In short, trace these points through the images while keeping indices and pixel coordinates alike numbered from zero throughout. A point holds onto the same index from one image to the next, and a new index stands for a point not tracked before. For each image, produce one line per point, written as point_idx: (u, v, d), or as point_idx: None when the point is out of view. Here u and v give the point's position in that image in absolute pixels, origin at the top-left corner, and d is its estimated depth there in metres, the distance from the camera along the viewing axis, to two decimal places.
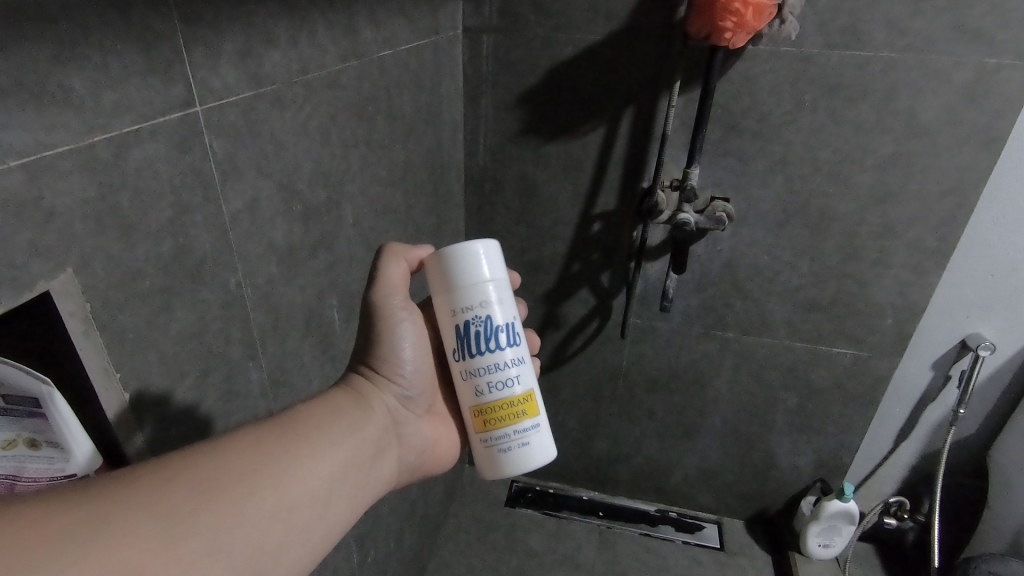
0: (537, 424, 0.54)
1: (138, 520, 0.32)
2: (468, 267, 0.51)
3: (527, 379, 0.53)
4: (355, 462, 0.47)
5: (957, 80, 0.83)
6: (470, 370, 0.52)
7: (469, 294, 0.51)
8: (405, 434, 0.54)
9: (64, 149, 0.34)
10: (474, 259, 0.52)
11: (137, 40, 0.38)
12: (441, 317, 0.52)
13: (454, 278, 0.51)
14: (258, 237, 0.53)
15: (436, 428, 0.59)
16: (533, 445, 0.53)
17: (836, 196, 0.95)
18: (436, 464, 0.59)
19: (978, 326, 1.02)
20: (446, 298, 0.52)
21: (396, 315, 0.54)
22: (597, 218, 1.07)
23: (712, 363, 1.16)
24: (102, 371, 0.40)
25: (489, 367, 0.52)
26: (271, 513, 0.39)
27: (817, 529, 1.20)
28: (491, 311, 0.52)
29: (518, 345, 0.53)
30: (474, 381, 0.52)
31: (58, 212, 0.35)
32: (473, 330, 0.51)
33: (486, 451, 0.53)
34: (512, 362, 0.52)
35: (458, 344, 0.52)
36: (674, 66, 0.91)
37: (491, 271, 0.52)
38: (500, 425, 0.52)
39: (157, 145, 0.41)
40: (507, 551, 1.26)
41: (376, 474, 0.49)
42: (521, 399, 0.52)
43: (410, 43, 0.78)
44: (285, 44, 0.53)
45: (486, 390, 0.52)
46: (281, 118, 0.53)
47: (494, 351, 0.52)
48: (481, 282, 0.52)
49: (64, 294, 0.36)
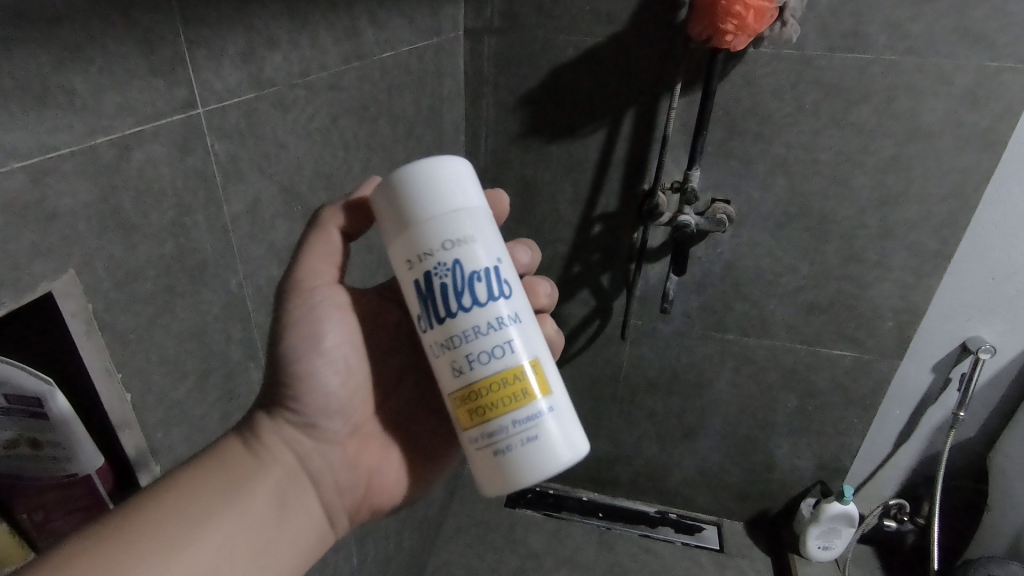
0: (547, 406, 0.44)
1: None
2: (425, 202, 0.43)
3: (516, 344, 0.44)
4: (244, 533, 0.41)
5: (958, 83, 0.83)
6: (444, 341, 0.44)
7: (427, 238, 0.43)
8: (327, 474, 0.49)
9: (66, 150, 0.35)
10: (432, 190, 0.43)
11: (139, 42, 0.38)
12: (401, 273, 0.45)
13: (408, 218, 0.43)
14: (259, 238, 0.53)
15: (374, 450, 0.52)
16: (540, 434, 0.43)
17: (837, 199, 0.95)
18: (386, 492, 0.52)
19: (979, 329, 1.02)
20: (401, 246, 0.44)
21: (298, 335, 0.47)
22: (598, 220, 1.07)
23: (712, 365, 1.16)
24: (104, 371, 0.40)
25: (467, 334, 0.43)
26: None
27: (816, 531, 1.20)
28: (457, 253, 0.43)
29: (507, 299, 0.44)
30: (451, 357, 0.44)
31: (61, 213, 0.35)
32: (439, 282, 0.43)
33: (476, 447, 0.44)
34: (495, 323, 0.44)
35: (424, 307, 0.44)
36: (675, 68, 0.91)
37: (454, 203, 0.44)
38: (491, 414, 0.43)
39: (159, 146, 0.41)
40: (507, 551, 1.27)
41: (284, 536, 0.44)
42: (513, 375, 0.43)
43: (411, 45, 0.78)
44: (286, 46, 0.53)
45: (467, 367, 0.43)
46: (282, 120, 0.54)
47: (470, 310, 0.43)
48: (439, 217, 0.43)
49: (65, 295, 0.36)
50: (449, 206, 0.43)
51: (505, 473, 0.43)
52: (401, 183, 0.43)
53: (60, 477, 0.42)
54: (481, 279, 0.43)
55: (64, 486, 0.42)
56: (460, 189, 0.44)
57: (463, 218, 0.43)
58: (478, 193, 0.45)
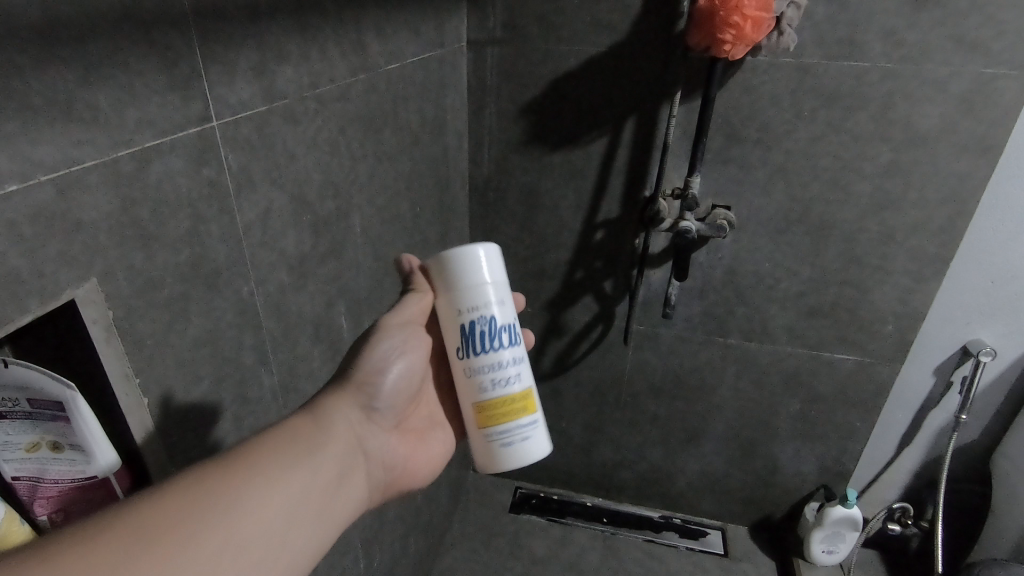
0: (534, 419, 0.58)
1: None
2: (470, 272, 0.55)
3: (528, 376, 0.58)
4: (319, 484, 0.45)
5: (954, 89, 0.84)
6: (474, 369, 0.55)
7: (468, 298, 0.55)
8: (374, 450, 0.54)
9: (90, 163, 0.36)
10: (477, 264, 0.55)
11: (158, 58, 0.40)
12: (446, 318, 0.56)
13: (458, 279, 0.55)
14: (270, 246, 0.55)
15: (406, 443, 0.59)
16: (532, 439, 0.57)
17: (836, 204, 0.96)
18: (408, 478, 0.59)
19: (980, 332, 1.02)
20: (444, 304, 0.56)
21: (380, 336, 0.56)
22: (600, 226, 1.08)
23: (714, 369, 1.17)
24: (123, 374, 0.41)
25: (492, 365, 0.55)
26: (224, 547, 0.36)
27: (820, 535, 1.20)
28: (493, 311, 0.56)
29: (518, 344, 0.57)
30: (478, 379, 0.55)
31: (84, 223, 0.36)
32: (478, 329, 0.55)
33: (488, 446, 0.56)
34: (515, 359, 0.57)
35: (463, 343, 0.55)
36: (675, 77, 0.92)
37: (488, 276, 0.56)
38: (502, 420, 0.56)
39: (176, 157, 0.42)
40: (512, 557, 1.27)
41: (344, 496, 0.48)
42: (521, 396, 0.57)
43: (416, 56, 0.80)
44: (296, 60, 0.54)
45: (489, 387, 0.56)
46: (292, 131, 0.55)
47: (497, 350, 0.56)
48: (482, 284, 0.55)
49: (88, 302, 0.37)
50: (487, 279, 0.56)
51: (504, 467, 0.57)
52: (452, 257, 0.55)
53: (81, 481, 0.42)
54: (509, 330, 0.57)
55: (84, 491, 0.42)
56: (490, 267, 0.56)
57: (498, 287, 0.56)
58: (504, 271, 0.58)
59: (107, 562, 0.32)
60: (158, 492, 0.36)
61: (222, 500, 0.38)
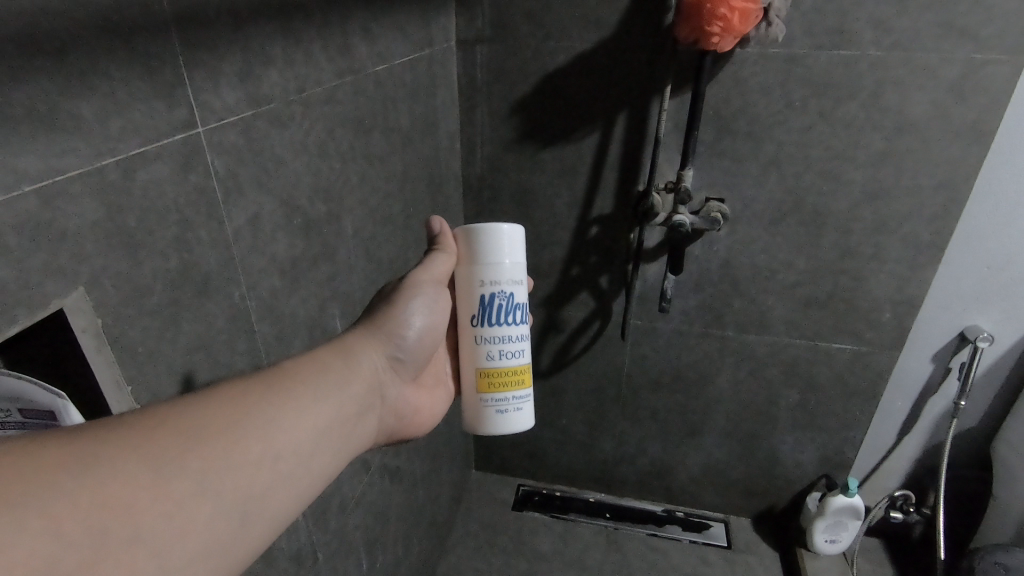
0: (529, 394, 0.63)
1: (121, 469, 0.31)
2: (498, 248, 0.59)
3: (528, 353, 0.62)
4: (343, 418, 0.46)
5: (945, 75, 0.84)
6: (485, 337, 0.60)
7: (489, 273, 0.59)
8: (392, 395, 0.55)
9: (74, 173, 0.36)
10: (505, 243, 0.59)
11: (140, 65, 0.40)
12: (467, 286, 0.60)
13: (485, 253, 0.59)
14: (261, 250, 0.55)
15: (417, 393, 0.61)
16: (523, 411, 0.63)
17: (830, 194, 0.96)
18: (415, 427, 0.61)
19: (977, 318, 1.03)
20: (466, 275, 0.60)
21: (411, 288, 0.58)
22: (594, 222, 1.08)
23: (713, 362, 1.17)
24: (113, 382, 0.41)
25: (502, 338, 0.60)
26: (256, 462, 0.38)
27: (822, 525, 1.20)
28: (513, 289, 0.60)
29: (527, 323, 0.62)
30: (486, 347, 0.60)
31: (70, 232, 0.36)
32: (496, 302, 0.59)
33: (482, 410, 0.61)
34: (520, 337, 0.62)
35: (478, 313, 0.60)
36: (665, 70, 0.92)
37: (512, 257, 0.59)
38: (501, 389, 0.61)
39: (162, 164, 0.43)
40: (516, 554, 1.27)
41: (364, 433, 0.49)
42: (522, 371, 0.62)
43: (404, 56, 0.80)
44: (281, 64, 0.54)
45: (495, 357, 0.60)
46: (280, 135, 0.55)
47: (509, 325, 0.60)
48: (508, 262, 0.59)
49: (77, 311, 0.38)
50: (510, 260, 0.59)
51: (492, 432, 0.62)
52: (483, 230, 0.59)
53: None
54: (519, 310, 0.61)
55: None
56: (515, 248, 0.60)
57: (520, 268, 0.60)
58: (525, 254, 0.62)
59: (156, 456, 0.33)
60: (205, 399, 0.37)
61: (259, 418, 0.39)
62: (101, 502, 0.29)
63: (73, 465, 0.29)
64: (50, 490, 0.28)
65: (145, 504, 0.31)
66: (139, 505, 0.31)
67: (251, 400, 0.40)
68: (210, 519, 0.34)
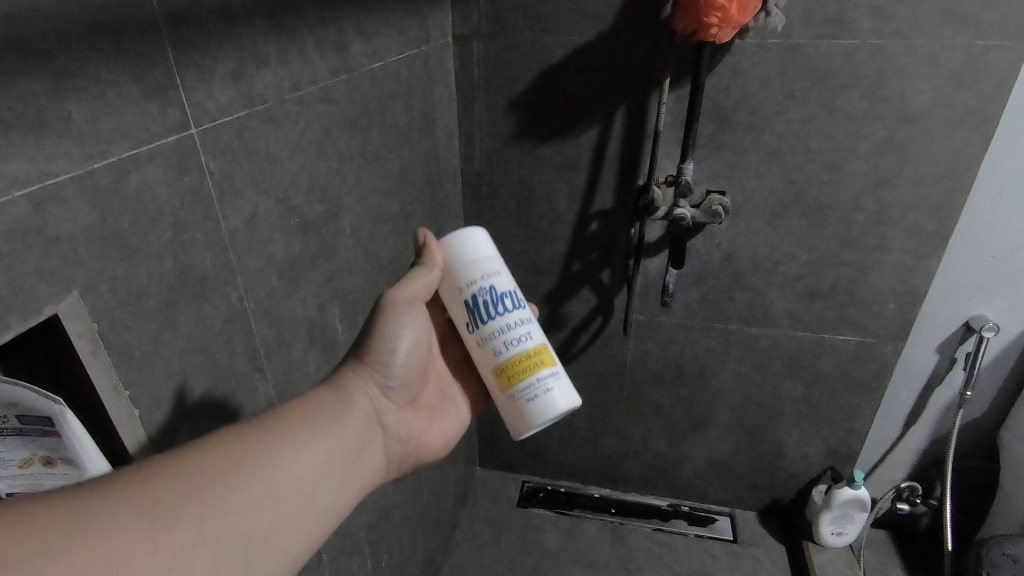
0: (555, 372, 0.60)
1: (119, 519, 0.32)
2: (462, 251, 0.60)
3: (538, 333, 0.60)
4: (341, 452, 0.47)
5: (947, 63, 0.83)
6: (486, 335, 0.59)
7: (464, 276, 0.59)
8: (391, 425, 0.56)
9: (65, 176, 0.36)
10: (468, 244, 0.60)
11: (130, 67, 0.39)
12: (452, 296, 0.60)
13: (454, 260, 0.60)
14: (258, 252, 0.54)
15: (420, 420, 0.62)
16: (555, 390, 0.59)
17: (832, 184, 0.95)
18: (423, 454, 0.62)
19: (982, 308, 1.02)
20: (448, 286, 0.60)
21: (391, 308, 0.57)
22: (595, 217, 1.08)
23: (715, 356, 1.17)
24: (111, 388, 0.41)
25: (502, 328, 0.59)
26: (256, 503, 0.39)
27: (829, 517, 1.20)
28: (492, 280, 0.59)
29: (523, 308, 0.61)
30: (491, 343, 0.59)
31: (63, 237, 0.36)
32: (481, 299, 0.59)
33: (514, 404, 0.59)
34: (520, 321, 0.60)
35: (470, 317, 0.59)
36: (663, 63, 0.91)
37: (479, 253, 0.60)
38: (522, 376, 0.58)
39: (155, 166, 0.42)
40: (521, 551, 1.27)
41: (364, 465, 0.50)
42: (536, 351, 0.59)
43: (400, 54, 0.79)
44: (275, 63, 0.54)
45: (504, 349, 0.59)
46: (275, 136, 0.55)
47: (503, 314, 0.59)
48: (475, 259, 0.60)
49: (71, 316, 0.37)
50: (477, 256, 0.60)
51: (531, 423, 0.59)
52: (444, 243, 0.61)
53: None
54: (510, 295, 0.60)
55: None
56: (478, 244, 0.61)
57: (491, 260, 0.60)
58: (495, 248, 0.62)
59: (155, 504, 0.34)
60: (200, 446, 0.38)
61: (256, 460, 0.40)
62: (101, 553, 0.30)
63: (74, 518, 0.30)
64: (50, 545, 0.29)
65: (145, 552, 0.32)
66: (142, 556, 0.32)
67: (246, 443, 0.41)
68: (213, 562, 0.35)
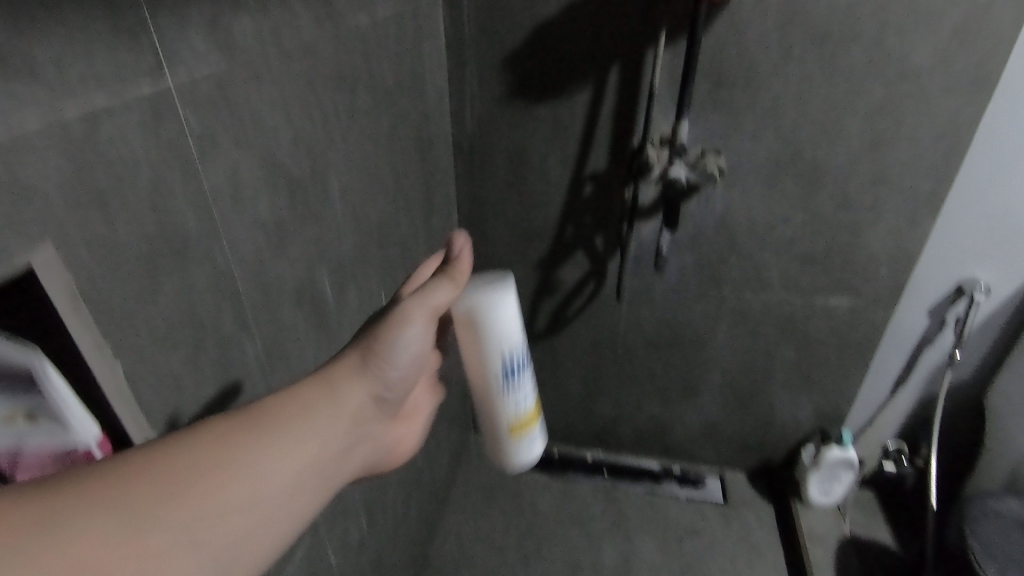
0: (540, 430, 0.71)
1: (86, 520, 0.32)
2: (495, 319, 0.61)
3: (537, 392, 0.69)
4: (322, 464, 0.46)
5: (949, 19, 0.81)
6: (499, 395, 0.65)
7: (493, 341, 0.62)
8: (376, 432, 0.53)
9: (34, 124, 0.34)
10: (502, 310, 0.61)
11: (98, 9, 0.37)
12: (472, 351, 0.62)
13: (484, 322, 0.61)
14: (242, 209, 0.53)
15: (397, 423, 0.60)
16: (537, 445, 0.71)
17: (828, 146, 0.94)
18: (394, 455, 0.61)
19: (974, 271, 1.02)
20: (467, 334, 0.61)
21: (400, 317, 0.53)
22: (588, 180, 1.06)
23: (709, 320, 1.17)
24: (94, 347, 0.40)
25: (513, 392, 0.65)
26: (227, 512, 0.38)
27: (817, 476, 1.23)
28: (516, 351, 0.63)
29: (530, 372, 0.67)
30: (501, 403, 0.66)
31: (35, 188, 0.35)
32: (502, 367, 0.63)
33: (504, 451, 0.69)
34: (527, 386, 0.67)
35: (491, 376, 0.64)
36: (659, 20, 0.89)
37: (508, 320, 0.62)
38: (519, 434, 0.68)
39: (130, 116, 0.40)
40: (516, 512, 1.29)
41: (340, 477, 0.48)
42: (533, 411, 0.68)
43: (386, 8, 0.76)
44: (253, 12, 0.51)
45: (510, 410, 0.66)
46: (256, 89, 0.53)
47: (518, 381, 0.65)
48: (504, 328, 0.62)
49: (47, 271, 0.36)
50: (506, 327, 0.62)
51: (513, 466, 0.71)
52: (477, 305, 0.60)
53: (60, 452, 0.41)
54: (524, 362, 0.65)
55: (65, 462, 0.41)
56: (508, 310, 0.62)
57: (518, 333, 0.63)
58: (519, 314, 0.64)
59: (121, 507, 0.33)
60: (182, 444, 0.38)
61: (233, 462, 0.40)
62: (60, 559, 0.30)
63: (44, 519, 0.30)
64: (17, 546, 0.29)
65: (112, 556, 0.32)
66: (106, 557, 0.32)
67: (226, 447, 0.40)
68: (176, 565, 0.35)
